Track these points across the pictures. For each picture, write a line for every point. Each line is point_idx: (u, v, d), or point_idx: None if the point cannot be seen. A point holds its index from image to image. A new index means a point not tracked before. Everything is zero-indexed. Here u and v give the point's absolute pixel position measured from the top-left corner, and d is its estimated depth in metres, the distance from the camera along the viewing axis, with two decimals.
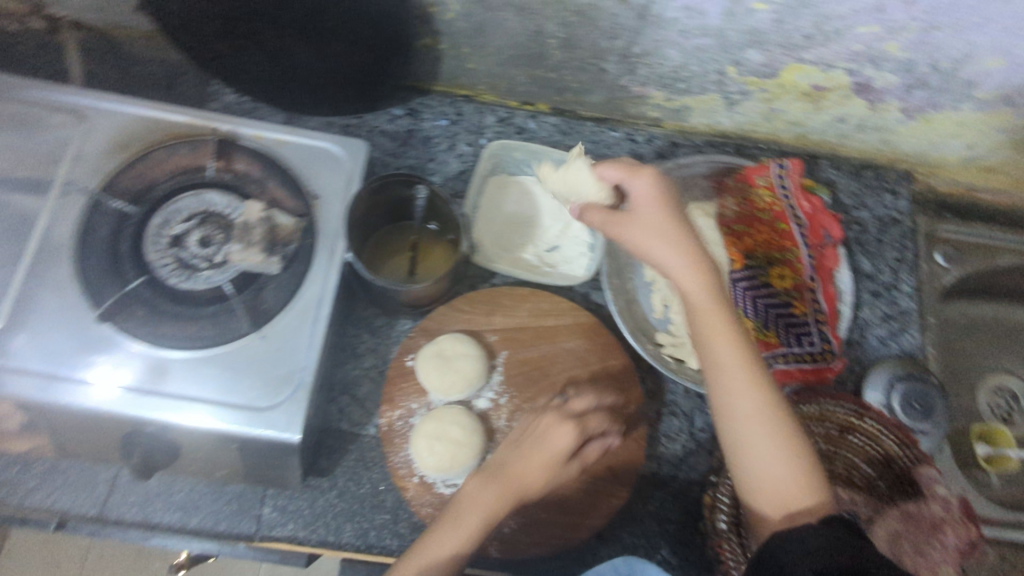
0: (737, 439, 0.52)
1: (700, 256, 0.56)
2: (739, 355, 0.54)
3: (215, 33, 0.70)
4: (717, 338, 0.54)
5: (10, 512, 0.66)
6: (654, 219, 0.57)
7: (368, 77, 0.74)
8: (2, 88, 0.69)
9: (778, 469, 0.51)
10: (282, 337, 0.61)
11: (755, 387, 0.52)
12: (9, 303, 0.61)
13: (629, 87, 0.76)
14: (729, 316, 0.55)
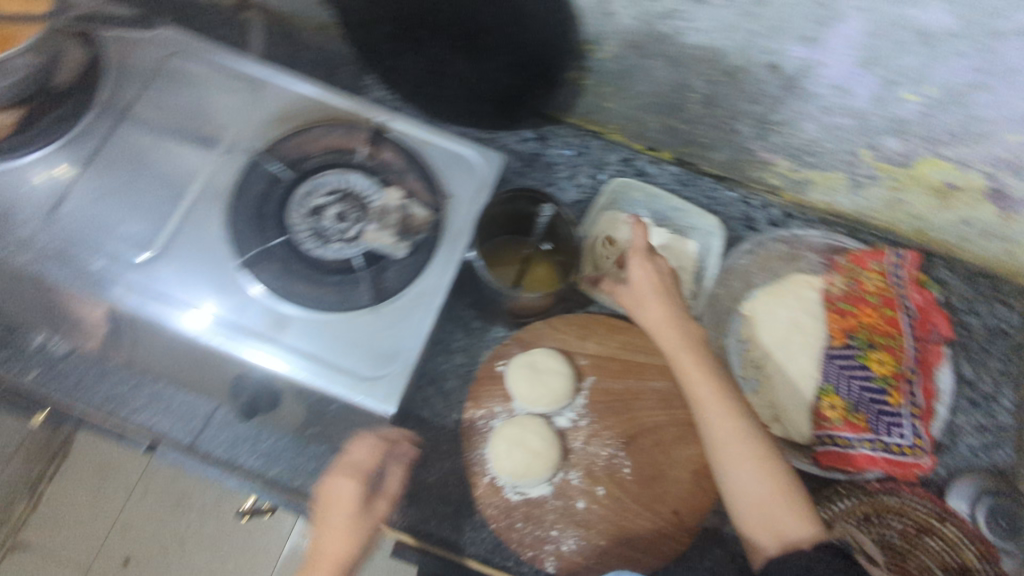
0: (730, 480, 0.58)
1: (682, 322, 0.65)
2: (729, 405, 0.60)
3: (385, 37, 0.76)
4: (707, 390, 0.61)
5: (117, 424, 0.72)
6: (651, 287, 0.67)
7: (510, 102, 0.78)
8: (192, 47, 0.75)
9: (765, 503, 0.57)
10: (395, 318, 0.64)
11: (741, 433, 0.59)
12: (163, 237, 0.67)
13: (757, 151, 0.78)
14: (714, 372, 0.63)
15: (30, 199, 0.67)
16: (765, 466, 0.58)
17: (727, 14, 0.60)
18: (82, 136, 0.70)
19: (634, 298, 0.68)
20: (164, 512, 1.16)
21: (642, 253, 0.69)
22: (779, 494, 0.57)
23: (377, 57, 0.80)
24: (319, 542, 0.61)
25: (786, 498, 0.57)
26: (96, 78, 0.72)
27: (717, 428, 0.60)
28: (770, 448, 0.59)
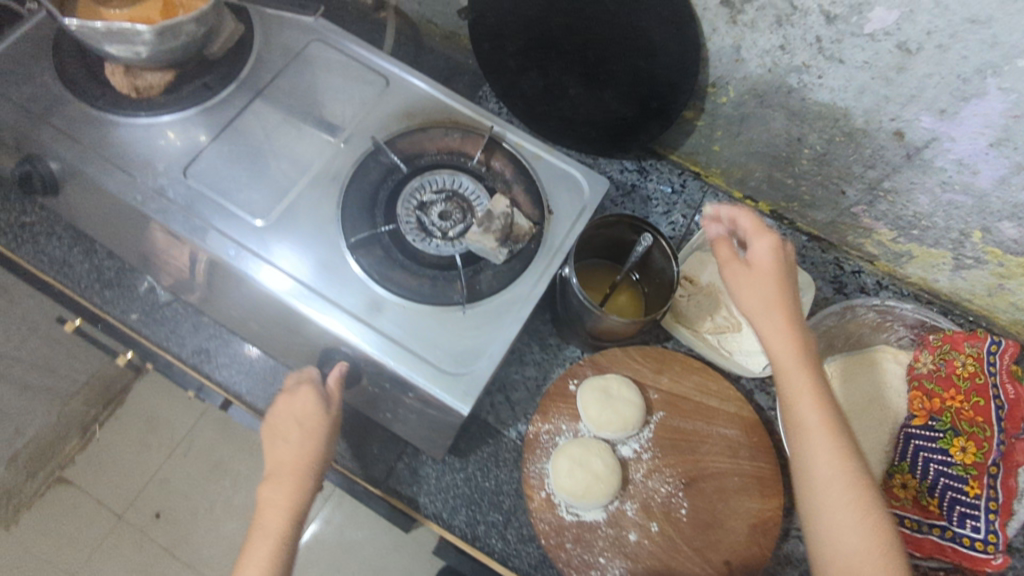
0: (821, 521, 0.55)
1: (805, 339, 0.60)
2: (840, 444, 0.56)
3: (511, 53, 0.79)
4: (820, 423, 0.57)
5: (201, 376, 0.76)
6: (771, 286, 0.60)
7: (622, 132, 0.80)
8: (333, 36, 0.80)
9: (855, 558, 0.53)
10: (483, 320, 0.66)
11: (846, 479, 0.55)
12: (278, 207, 0.70)
13: (860, 217, 0.77)
14: (830, 405, 0.58)
15: (165, 153, 0.71)
16: (865, 519, 0.54)
17: (861, 75, 0.61)
18: (220, 104, 0.74)
19: (745, 292, 0.61)
20: (197, 481, 1.12)
21: (769, 240, 0.61)
22: (875, 550, 0.53)
23: (495, 74, 0.82)
24: (279, 454, 0.64)
25: (881, 557, 0.53)
26: (243, 51, 0.77)
27: (821, 467, 0.56)
28: (874, 498, 0.55)
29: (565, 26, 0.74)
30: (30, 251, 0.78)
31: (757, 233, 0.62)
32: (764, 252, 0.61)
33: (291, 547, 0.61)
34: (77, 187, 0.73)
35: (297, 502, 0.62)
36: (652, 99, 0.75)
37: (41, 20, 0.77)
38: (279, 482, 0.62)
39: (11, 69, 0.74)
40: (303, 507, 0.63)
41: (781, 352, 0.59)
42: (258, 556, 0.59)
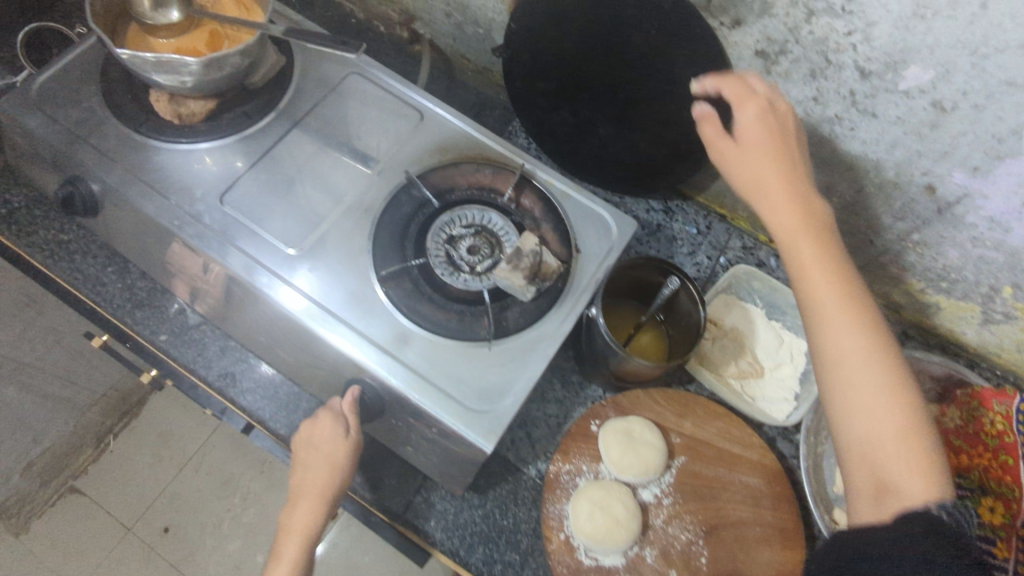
0: (838, 409, 0.52)
1: (807, 204, 0.57)
2: (851, 316, 0.53)
3: (544, 92, 0.80)
4: (826, 297, 0.54)
5: (225, 400, 0.77)
6: (768, 158, 0.59)
7: (651, 172, 0.81)
8: (370, 69, 0.82)
9: (873, 434, 0.50)
10: (509, 358, 0.67)
11: (860, 353, 0.52)
12: (312, 237, 0.71)
13: (888, 266, 0.77)
14: (838, 274, 0.54)
15: (203, 179, 0.73)
16: (888, 399, 0.50)
17: (894, 130, 0.62)
18: (259, 132, 0.76)
19: (744, 170, 0.60)
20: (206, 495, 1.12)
21: (758, 108, 0.60)
22: (898, 431, 0.50)
23: (530, 106, 0.84)
24: (302, 478, 0.66)
25: (904, 441, 0.49)
26: (283, 82, 0.79)
27: (830, 342, 0.53)
28: (896, 368, 0.51)
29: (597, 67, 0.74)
30: (67, 268, 0.80)
31: (743, 106, 0.60)
32: (753, 119, 0.60)
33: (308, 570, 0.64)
34: (116, 208, 0.75)
35: (313, 525, 0.65)
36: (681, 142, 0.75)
37: (90, 46, 0.79)
38: (299, 505, 0.65)
39: (59, 93, 0.76)
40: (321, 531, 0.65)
41: (781, 227, 0.57)
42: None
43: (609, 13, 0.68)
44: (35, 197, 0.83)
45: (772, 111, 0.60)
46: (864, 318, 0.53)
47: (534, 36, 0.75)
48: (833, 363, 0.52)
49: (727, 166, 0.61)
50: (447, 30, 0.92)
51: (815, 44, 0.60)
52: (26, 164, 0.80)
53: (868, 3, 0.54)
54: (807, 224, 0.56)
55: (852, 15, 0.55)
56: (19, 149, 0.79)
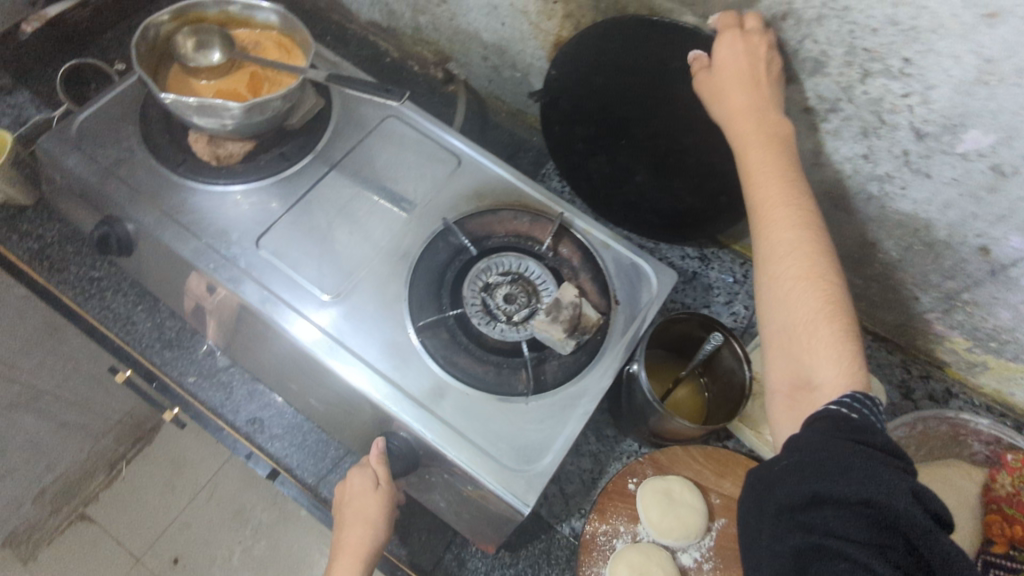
0: (768, 303, 0.55)
1: (766, 114, 0.57)
2: (789, 217, 0.55)
3: (583, 136, 0.79)
4: (770, 199, 0.55)
5: (251, 447, 0.76)
6: (741, 79, 0.57)
7: (688, 221, 0.79)
8: (408, 111, 0.82)
9: (798, 326, 0.52)
10: (547, 413, 0.65)
11: (795, 252, 0.53)
12: (348, 282, 0.70)
13: (933, 322, 0.75)
14: (786, 176, 0.56)
15: (238, 222, 0.73)
16: (817, 293, 0.52)
17: (948, 191, 0.60)
18: (296, 174, 0.76)
19: (713, 91, 0.59)
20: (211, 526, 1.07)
21: (739, 36, 0.58)
22: (820, 321, 0.51)
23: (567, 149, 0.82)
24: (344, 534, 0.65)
25: (826, 331, 0.51)
26: (321, 125, 0.79)
27: (772, 240, 0.55)
28: (829, 269, 0.53)
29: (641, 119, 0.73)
30: (97, 307, 0.80)
31: (721, 37, 0.59)
32: (726, 44, 0.58)
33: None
34: (150, 249, 0.74)
35: None
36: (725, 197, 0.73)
37: (131, 85, 0.79)
38: (341, 562, 0.63)
39: (98, 132, 0.76)
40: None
41: (739, 137, 0.58)
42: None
43: (657, 72, 0.67)
44: (69, 234, 0.83)
45: (746, 41, 0.58)
46: (806, 218, 0.55)
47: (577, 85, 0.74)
48: (768, 259, 0.55)
49: (703, 93, 0.61)
50: (484, 72, 0.92)
51: (869, 104, 0.59)
52: (63, 202, 0.80)
53: (929, 67, 0.53)
54: (762, 131, 0.57)
55: (910, 78, 0.54)
56: (57, 187, 0.79)
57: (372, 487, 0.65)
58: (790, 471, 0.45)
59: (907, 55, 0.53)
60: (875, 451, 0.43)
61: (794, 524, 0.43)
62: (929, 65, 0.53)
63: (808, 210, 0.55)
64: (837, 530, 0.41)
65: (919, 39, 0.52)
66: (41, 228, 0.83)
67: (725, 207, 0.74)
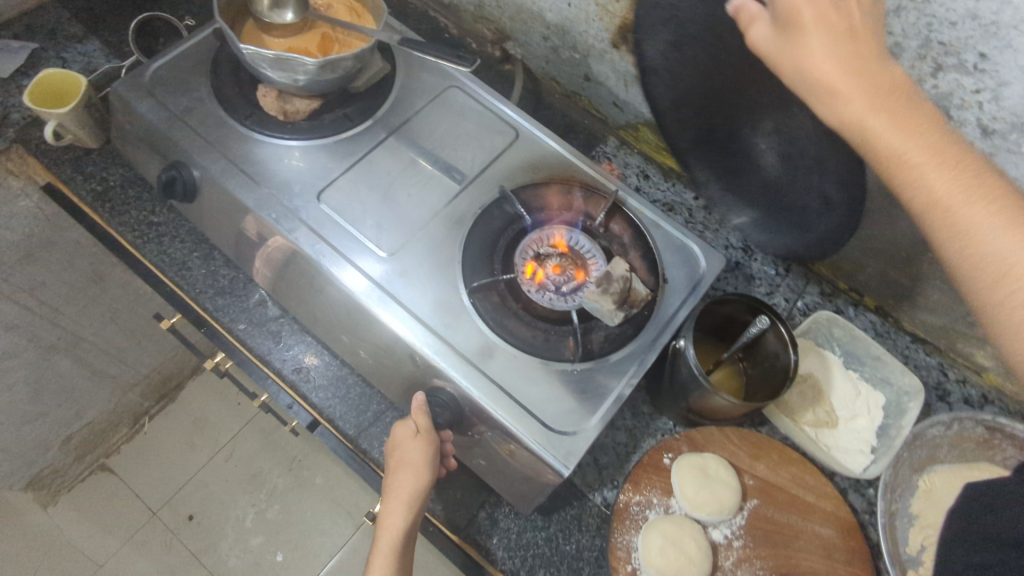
0: (1001, 335, 0.45)
1: (877, 79, 0.48)
2: (989, 218, 0.45)
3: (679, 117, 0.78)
4: (952, 203, 0.46)
5: (295, 396, 0.77)
6: (832, 32, 0.48)
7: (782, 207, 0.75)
8: (470, 82, 0.84)
9: None
10: (591, 381, 0.67)
11: (1016, 265, 0.43)
12: (405, 242, 0.72)
13: (976, 326, 0.75)
14: (955, 166, 0.46)
15: (299, 176, 0.74)
16: None
17: None
18: (357, 136, 0.78)
19: (797, 56, 0.49)
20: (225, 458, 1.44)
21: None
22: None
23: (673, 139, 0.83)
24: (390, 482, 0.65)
25: None
26: (383, 91, 0.81)
27: (979, 253, 0.45)
28: None
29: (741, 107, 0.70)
30: (155, 250, 0.82)
31: None
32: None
33: (400, 569, 0.63)
34: (213, 197, 0.76)
35: (402, 524, 0.63)
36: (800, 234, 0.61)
37: (203, 39, 0.82)
38: (388, 506, 0.64)
39: (170, 81, 0.78)
40: (408, 530, 0.64)
41: (867, 129, 0.48)
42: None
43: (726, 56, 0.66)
44: (132, 179, 0.86)
45: None
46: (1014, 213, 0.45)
47: (678, 65, 0.72)
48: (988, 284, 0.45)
49: (773, 55, 0.51)
50: (543, 52, 0.94)
51: (937, 99, 0.59)
52: (130, 148, 0.83)
53: (1004, 63, 0.54)
54: (899, 114, 0.47)
55: (982, 73, 0.55)
56: (125, 133, 0.82)
57: (413, 436, 0.65)
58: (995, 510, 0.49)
59: (982, 50, 0.54)
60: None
61: None
62: (1005, 61, 0.53)
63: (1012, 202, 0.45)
64: None
65: (997, 34, 0.52)
66: (104, 171, 0.86)
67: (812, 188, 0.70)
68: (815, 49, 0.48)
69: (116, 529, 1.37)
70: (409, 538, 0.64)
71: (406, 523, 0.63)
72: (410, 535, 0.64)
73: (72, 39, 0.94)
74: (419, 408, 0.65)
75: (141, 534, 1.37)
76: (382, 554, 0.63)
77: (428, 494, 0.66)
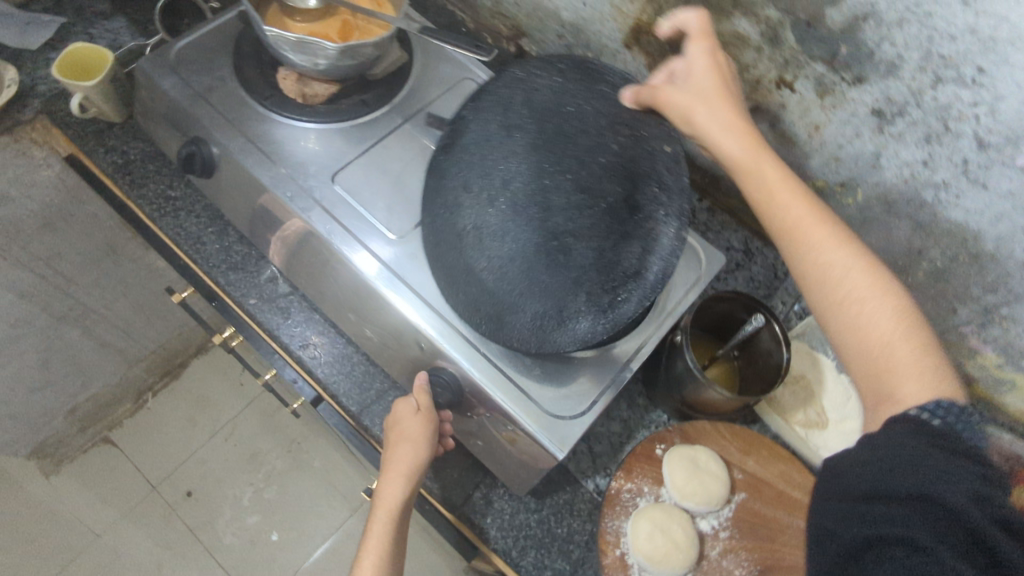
0: (838, 320, 0.56)
1: (744, 127, 0.62)
2: (830, 237, 0.57)
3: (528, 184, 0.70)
4: (804, 222, 0.58)
5: (302, 370, 0.80)
6: (713, 93, 0.63)
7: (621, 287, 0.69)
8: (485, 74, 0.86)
9: (878, 341, 0.54)
10: (587, 368, 0.69)
11: (843, 273, 0.56)
12: (414, 225, 0.74)
13: (968, 337, 0.77)
14: (805, 195, 0.59)
15: (315, 158, 0.77)
16: (886, 306, 0.55)
17: (1002, 204, 0.63)
18: (372, 122, 0.80)
19: (686, 103, 0.63)
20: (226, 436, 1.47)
21: (709, 51, 0.64)
22: (895, 324, 0.54)
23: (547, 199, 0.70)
24: (388, 456, 0.67)
25: (903, 340, 0.54)
26: (400, 79, 0.83)
27: (820, 262, 0.57)
28: (890, 282, 0.56)
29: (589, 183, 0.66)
30: (171, 224, 0.84)
31: (696, 39, 0.65)
32: (702, 69, 0.64)
33: (396, 540, 0.65)
34: (231, 174, 0.78)
35: (399, 496, 0.65)
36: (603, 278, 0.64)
37: (226, 21, 0.84)
38: (386, 479, 0.66)
39: (193, 59, 0.81)
40: (405, 502, 0.66)
41: (742, 160, 0.61)
42: (371, 551, 0.63)
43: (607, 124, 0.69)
44: (152, 154, 0.89)
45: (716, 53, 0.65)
46: (849, 238, 0.57)
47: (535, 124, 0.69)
48: (827, 285, 0.57)
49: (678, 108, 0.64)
50: (556, 50, 0.96)
51: (936, 110, 0.61)
52: (152, 123, 0.85)
53: (1000, 78, 0.55)
54: (757, 144, 0.61)
55: (980, 87, 0.57)
56: (147, 109, 0.84)
57: (416, 413, 0.68)
58: (828, 482, 0.49)
59: (981, 65, 0.56)
60: (953, 457, 0.43)
61: (858, 515, 0.45)
62: (1002, 76, 0.55)
63: (845, 229, 0.58)
64: (900, 520, 0.42)
65: (995, 50, 0.54)
66: (126, 145, 0.89)
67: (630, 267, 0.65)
68: (703, 106, 0.63)
69: (114, 500, 1.40)
70: (406, 511, 0.66)
71: (404, 496, 0.65)
72: (406, 509, 0.66)
73: (100, 16, 0.97)
74: (421, 388, 0.68)
75: (143, 506, 1.40)
76: (379, 525, 0.64)
77: (426, 469, 0.68)
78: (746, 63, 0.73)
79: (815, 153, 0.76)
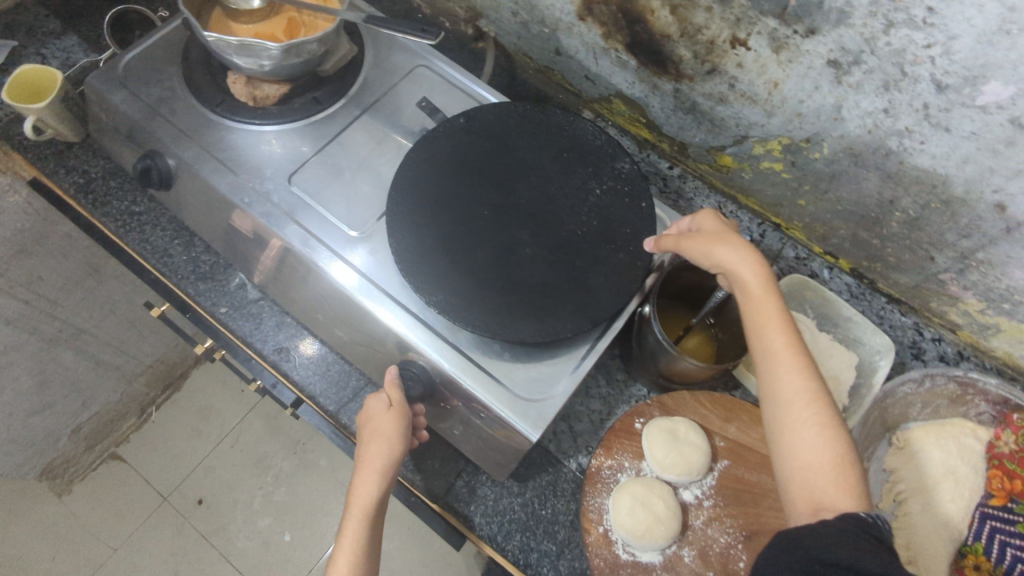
0: (782, 437, 0.55)
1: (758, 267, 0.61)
2: (793, 365, 0.56)
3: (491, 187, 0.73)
4: (772, 344, 0.58)
5: (279, 375, 0.81)
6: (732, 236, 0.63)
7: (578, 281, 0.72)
8: (437, 58, 0.84)
9: (814, 468, 0.53)
10: (556, 350, 0.68)
11: (798, 401, 0.55)
12: (374, 221, 0.73)
13: (947, 284, 0.76)
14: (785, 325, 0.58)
15: (270, 159, 0.76)
16: (827, 439, 0.54)
17: (966, 145, 0.61)
18: (326, 119, 0.79)
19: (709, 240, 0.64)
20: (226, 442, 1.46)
21: None
22: (833, 458, 0.53)
23: (506, 197, 0.72)
24: (361, 452, 0.66)
25: (835, 470, 0.52)
26: (351, 71, 0.82)
27: (779, 382, 0.56)
28: (839, 421, 0.55)
29: (551, 195, 0.72)
30: (136, 239, 0.84)
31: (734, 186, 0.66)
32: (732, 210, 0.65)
33: (371, 537, 0.63)
34: (189, 185, 0.78)
35: (373, 492, 0.64)
36: (555, 280, 0.67)
37: (172, 30, 0.83)
38: (360, 476, 0.65)
39: (141, 72, 0.80)
40: (380, 499, 0.64)
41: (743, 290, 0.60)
42: (346, 549, 0.61)
43: (579, 140, 0.76)
44: (114, 171, 0.88)
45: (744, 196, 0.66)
46: (811, 370, 0.56)
47: (512, 138, 0.75)
48: (780, 402, 0.56)
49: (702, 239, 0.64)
50: (511, 29, 0.94)
51: (891, 55, 0.59)
52: (108, 140, 0.84)
53: (951, 16, 0.53)
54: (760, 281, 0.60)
55: (932, 27, 0.55)
56: (102, 126, 0.83)
57: (389, 408, 0.67)
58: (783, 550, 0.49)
59: (931, 4, 0.54)
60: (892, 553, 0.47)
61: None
62: (952, 14, 0.53)
63: (811, 360, 0.57)
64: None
65: None
66: (86, 164, 0.88)
67: (590, 260, 0.68)
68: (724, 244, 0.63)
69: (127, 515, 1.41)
70: (380, 509, 0.65)
71: (379, 491, 0.64)
72: (381, 505, 0.65)
73: (50, 35, 0.96)
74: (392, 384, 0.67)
75: (154, 518, 1.41)
76: (354, 522, 0.63)
77: (400, 464, 0.67)
78: (698, 24, 0.70)
79: (777, 110, 0.73)
